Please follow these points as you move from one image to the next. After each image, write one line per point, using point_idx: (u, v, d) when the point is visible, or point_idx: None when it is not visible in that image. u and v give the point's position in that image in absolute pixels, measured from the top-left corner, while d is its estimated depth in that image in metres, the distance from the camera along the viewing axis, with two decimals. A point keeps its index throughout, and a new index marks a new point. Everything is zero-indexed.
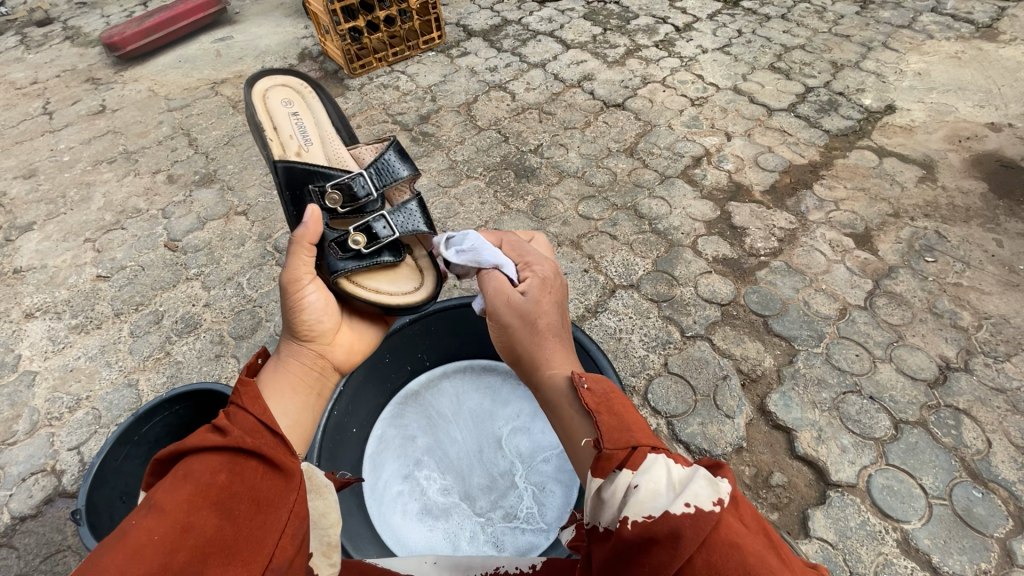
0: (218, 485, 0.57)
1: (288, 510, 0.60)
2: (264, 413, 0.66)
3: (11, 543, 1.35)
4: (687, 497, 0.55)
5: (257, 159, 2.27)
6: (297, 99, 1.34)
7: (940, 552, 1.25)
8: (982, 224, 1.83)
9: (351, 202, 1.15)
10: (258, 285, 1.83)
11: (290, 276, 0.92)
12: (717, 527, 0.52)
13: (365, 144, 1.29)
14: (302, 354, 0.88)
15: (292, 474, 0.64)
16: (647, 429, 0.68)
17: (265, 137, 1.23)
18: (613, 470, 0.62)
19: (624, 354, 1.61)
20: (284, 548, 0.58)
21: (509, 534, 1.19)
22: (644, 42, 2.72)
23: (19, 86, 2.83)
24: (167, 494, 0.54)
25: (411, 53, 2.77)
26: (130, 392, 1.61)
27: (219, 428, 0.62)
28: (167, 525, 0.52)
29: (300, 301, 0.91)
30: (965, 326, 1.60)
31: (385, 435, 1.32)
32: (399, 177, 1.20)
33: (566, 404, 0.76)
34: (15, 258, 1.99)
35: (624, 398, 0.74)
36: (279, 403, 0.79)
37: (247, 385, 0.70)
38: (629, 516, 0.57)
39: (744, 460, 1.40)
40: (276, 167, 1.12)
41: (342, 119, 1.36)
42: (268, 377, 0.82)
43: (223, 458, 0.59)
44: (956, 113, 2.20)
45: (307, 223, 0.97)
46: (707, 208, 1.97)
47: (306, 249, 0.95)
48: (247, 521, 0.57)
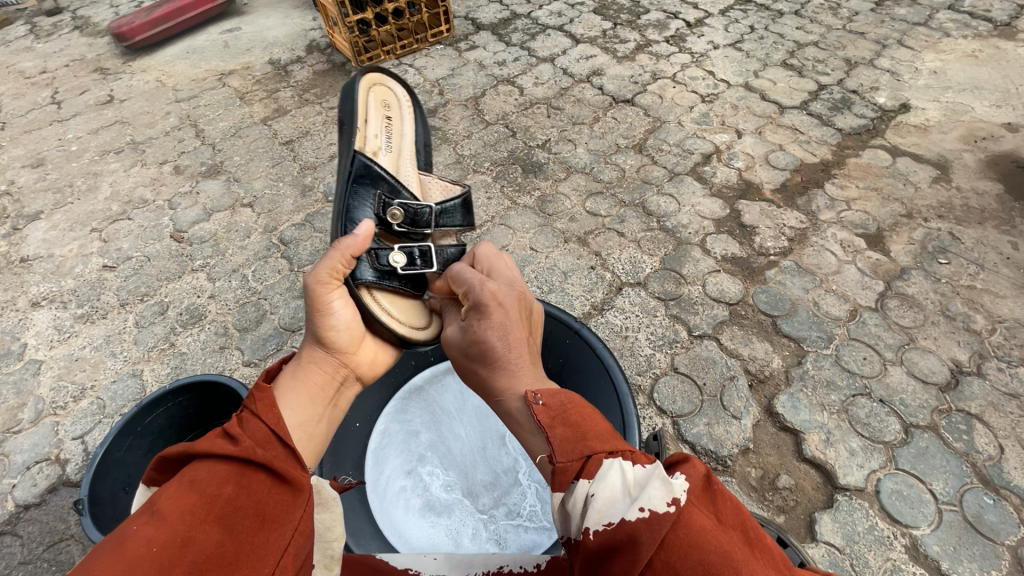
0: (223, 497, 0.56)
1: (292, 528, 0.59)
2: (277, 424, 0.65)
3: (15, 531, 1.35)
4: (642, 502, 0.54)
5: (264, 151, 2.26)
6: (393, 106, 1.29)
7: (949, 558, 1.23)
8: (998, 226, 1.80)
9: (405, 224, 1.12)
10: (264, 277, 1.83)
11: (317, 278, 0.90)
12: (673, 528, 0.52)
13: (437, 178, 1.26)
14: (323, 361, 0.87)
15: (301, 490, 0.63)
16: (603, 434, 0.66)
17: (352, 126, 1.14)
18: (571, 482, 0.61)
19: (630, 352, 1.59)
20: (285, 568, 0.57)
21: (512, 532, 1.18)
22: (654, 37, 2.68)
23: (27, 76, 2.83)
24: (173, 500, 0.53)
25: (420, 46, 2.75)
26: (134, 382, 1.61)
27: (230, 434, 0.62)
28: (168, 537, 0.51)
29: (327, 309, 0.90)
30: (978, 329, 1.58)
31: (389, 430, 1.29)
32: (457, 224, 1.19)
33: (524, 423, 0.70)
34: (22, 247, 1.99)
35: (583, 407, 0.69)
36: (292, 414, 0.75)
37: (262, 391, 0.69)
38: (590, 526, 0.57)
39: (751, 462, 1.38)
40: (354, 158, 1.08)
41: (427, 142, 1.30)
42: (284, 385, 0.79)
43: (231, 468, 0.58)
44: (971, 112, 2.16)
45: (357, 236, 0.94)
46: (717, 206, 1.94)
47: (348, 257, 0.92)
48: (250, 537, 0.55)
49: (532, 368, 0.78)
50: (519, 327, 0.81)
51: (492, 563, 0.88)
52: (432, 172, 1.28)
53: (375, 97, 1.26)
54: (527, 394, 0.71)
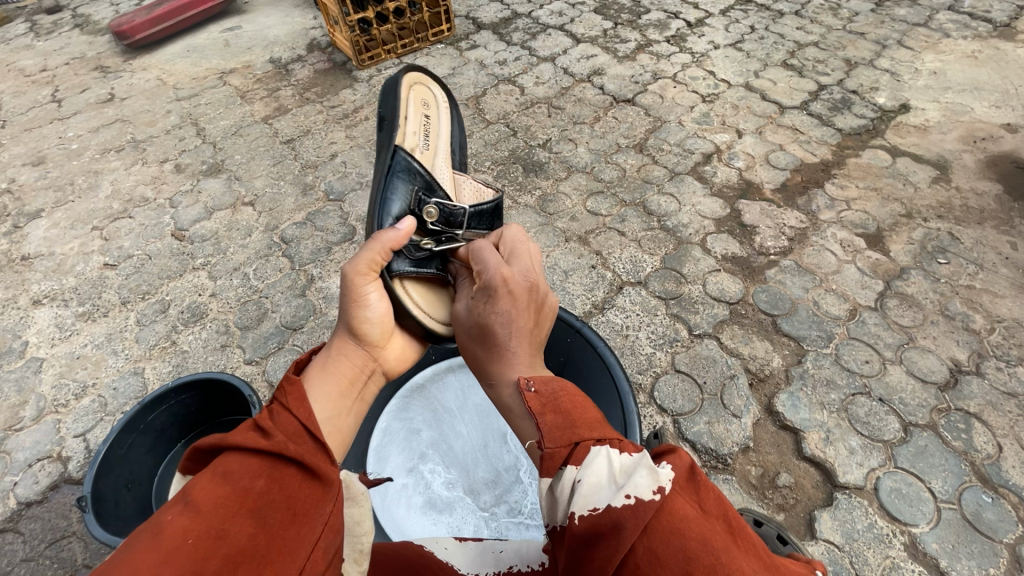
0: (255, 490, 0.56)
1: (323, 522, 0.58)
2: (307, 418, 0.66)
3: (17, 528, 1.36)
4: (627, 489, 0.54)
5: (265, 149, 2.27)
6: (433, 105, 1.29)
7: (948, 556, 1.24)
8: (997, 226, 1.81)
9: (440, 223, 1.11)
10: (265, 276, 1.83)
11: (355, 270, 0.91)
12: (656, 515, 0.52)
13: (471, 181, 1.27)
14: (353, 352, 0.87)
15: (331, 485, 0.62)
16: (594, 422, 0.66)
17: (394, 122, 1.15)
18: (559, 468, 0.61)
19: (631, 351, 1.60)
20: (316, 562, 0.55)
21: (514, 529, 1.18)
22: (655, 37, 2.69)
23: (28, 73, 2.83)
24: (206, 493, 0.54)
25: (421, 45, 2.75)
26: (136, 380, 1.61)
27: (261, 429, 0.63)
28: (202, 528, 0.51)
29: (360, 300, 0.90)
30: (977, 329, 1.59)
31: (391, 428, 1.29)
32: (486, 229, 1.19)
33: (516, 410, 0.72)
34: (23, 245, 1.99)
35: (575, 395, 0.70)
36: (322, 406, 0.74)
37: (292, 386, 0.71)
38: (576, 512, 0.56)
39: (751, 460, 1.38)
40: (394, 154, 1.10)
41: (461, 143, 1.31)
42: (315, 375, 0.78)
43: (262, 461, 0.59)
44: (971, 113, 2.17)
45: (400, 230, 0.96)
46: (717, 206, 1.95)
47: (385, 250, 0.94)
48: (282, 530, 0.55)
49: (532, 358, 0.80)
50: (529, 313, 0.83)
51: (502, 563, 0.86)
52: (466, 174, 1.29)
53: (416, 94, 1.26)
54: (521, 381, 0.73)
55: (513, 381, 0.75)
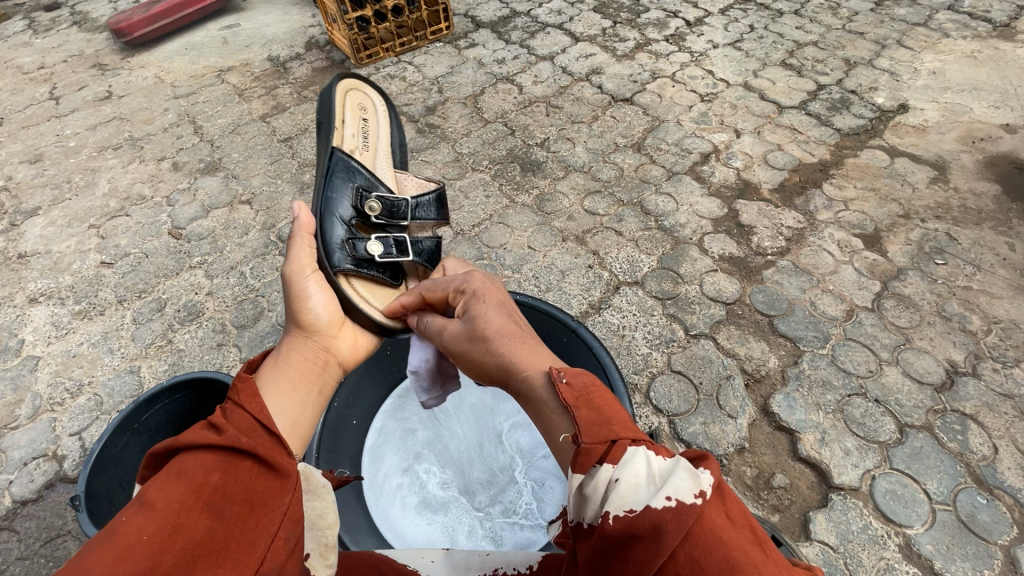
0: (211, 484, 0.56)
1: (282, 512, 0.59)
2: (260, 412, 0.67)
3: (13, 527, 1.36)
4: (668, 491, 0.53)
5: (262, 147, 2.26)
6: (371, 109, 1.34)
7: (942, 558, 1.24)
8: (995, 227, 1.81)
9: (383, 217, 1.16)
10: (262, 275, 1.83)
11: (292, 263, 0.98)
12: (698, 521, 0.51)
13: (413, 176, 1.30)
14: (305, 346, 0.88)
15: (288, 476, 0.63)
16: (628, 421, 0.65)
17: (331, 128, 1.21)
18: (593, 465, 0.59)
19: (627, 351, 1.60)
20: (277, 551, 0.56)
21: (508, 529, 1.18)
22: (654, 36, 2.68)
23: (25, 71, 2.83)
24: (161, 491, 0.54)
25: (419, 44, 2.74)
26: (132, 378, 1.61)
27: (214, 426, 0.62)
28: (157, 525, 0.51)
29: (301, 295, 0.95)
30: (974, 330, 1.58)
31: (385, 428, 1.31)
32: (434, 218, 1.24)
33: (549, 403, 0.69)
34: (20, 243, 1.99)
35: (604, 389, 0.69)
36: (279, 401, 0.74)
37: (244, 383, 0.71)
38: (611, 511, 0.56)
39: (746, 461, 1.38)
40: (332, 155, 1.15)
41: (401, 144, 1.34)
42: (266, 371, 0.79)
43: (217, 456, 0.58)
44: (970, 113, 2.16)
45: (299, 214, 1.01)
46: (715, 206, 1.94)
47: (309, 236, 1.01)
48: (241, 523, 0.55)
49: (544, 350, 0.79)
50: (518, 309, 0.87)
51: (489, 565, 0.88)
52: (408, 172, 1.31)
53: (352, 101, 1.31)
54: (551, 370, 0.70)
55: (543, 372, 0.72)
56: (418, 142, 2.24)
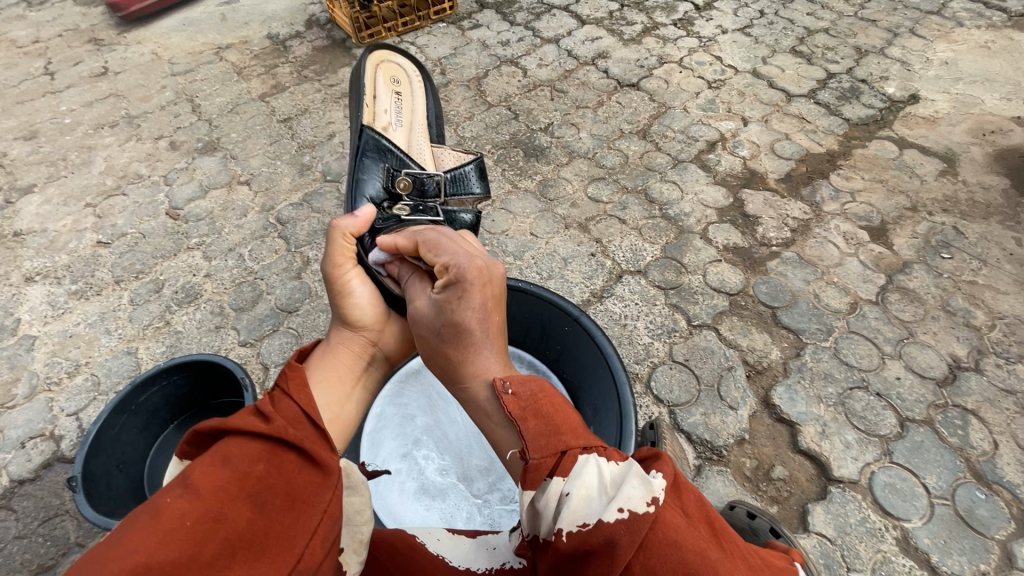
0: (254, 476, 0.56)
1: (321, 510, 0.58)
2: (308, 404, 0.66)
3: (10, 506, 1.35)
4: (620, 502, 0.57)
5: (261, 127, 2.22)
6: (404, 80, 1.38)
7: (939, 551, 1.24)
8: (1002, 222, 1.79)
9: (414, 195, 1.14)
10: (260, 257, 1.81)
11: (332, 261, 0.92)
12: (652, 529, 0.55)
13: (449, 149, 1.32)
14: (350, 340, 0.87)
15: (331, 472, 0.62)
16: (576, 427, 0.68)
17: (362, 103, 1.24)
18: (544, 479, 0.63)
19: (629, 340, 1.58)
20: (313, 550, 0.55)
21: (506, 516, 1.19)
22: (662, 20, 2.63)
23: (19, 45, 2.77)
24: (208, 476, 0.54)
25: (422, 23, 2.68)
26: (129, 360, 1.60)
27: (262, 414, 0.62)
28: (202, 512, 0.51)
29: (345, 287, 0.91)
30: (978, 325, 1.57)
31: (385, 413, 1.27)
32: (471, 193, 1.21)
33: (493, 414, 0.72)
34: (15, 221, 1.96)
35: (552, 397, 0.71)
36: (324, 393, 0.75)
37: (294, 372, 0.70)
38: (564, 528, 0.59)
39: (746, 453, 1.38)
40: (363, 132, 1.16)
41: (439, 117, 1.37)
42: (315, 363, 0.80)
43: (262, 446, 0.58)
44: (981, 105, 2.13)
45: (356, 218, 0.95)
46: (720, 195, 1.92)
47: (348, 238, 0.93)
48: (281, 516, 0.55)
49: (501, 355, 0.79)
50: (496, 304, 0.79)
51: (496, 559, 0.85)
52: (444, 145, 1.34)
53: (384, 72, 1.36)
54: (497, 383, 0.73)
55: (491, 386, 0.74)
56: None
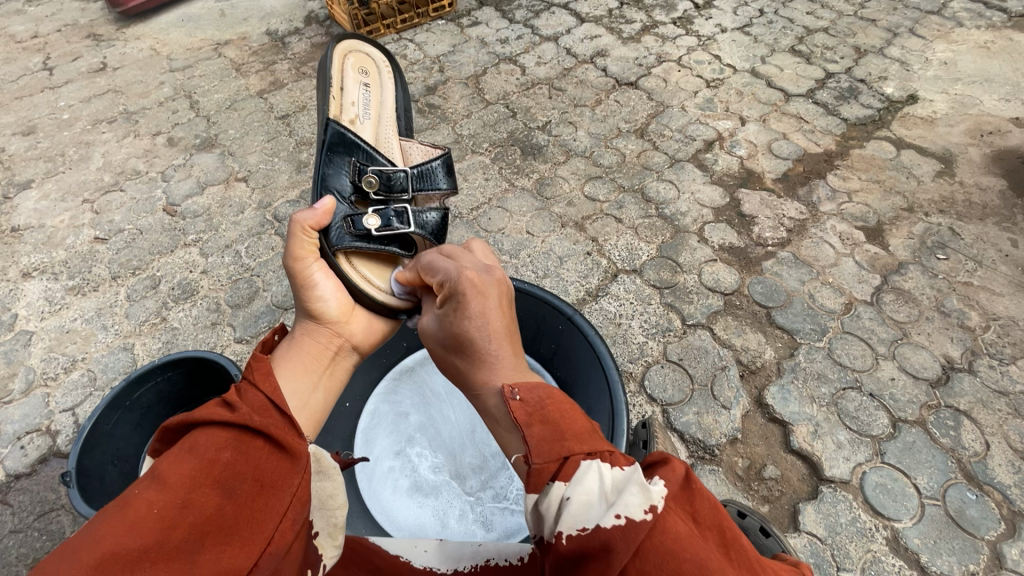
0: (222, 462, 0.56)
1: (290, 494, 0.59)
2: (274, 391, 0.66)
3: (6, 500, 1.36)
4: (618, 507, 0.53)
5: (259, 124, 2.23)
6: (373, 73, 1.36)
7: (929, 551, 1.25)
8: (998, 223, 1.79)
9: (381, 192, 1.14)
10: (257, 254, 1.81)
11: (293, 256, 0.93)
12: (649, 535, 0.51)
13: (418, 143, 1.31)
14: (316, 332, 0.88)
15: (299, 457, 0.62)
16: (584, 432, 0.64)
17: (329, 95, 1.21)
18: (547, 484, 0.59)
19: (623, 339, 1.59)
20: (283, 533, 0.56)
21: (498, 514, 1.18)
22: (661, 18, 2.62)
23: (18, 40, 2.77)
24: (174, 465, 0.54)
25: (421, 21, 2.68)
26: (126, 356, 1.61)
27: (228, 403, 0.62)
28: (169, 499, 0.51)
29: (308, 281, 0.92)
30: (972, 326, 1.58)
31: (378, 411, 1.29)
32: (440, 188, 1.20)
33: (502, 420, 0.68)
34: (14, 216, 1.97)
35: (560, 401, 0.67)
36: (290, 381, 0.75)
37: (259, 361, 0.70)
38: (562, 530, 0.55)
39: (738, 452, 1.39)
40: (327, 126, 1.12)
41: (407, 109, 1.37)
42: (280, 355, 0.80)
43: (230, 433, 0.58)
44: (980, 105, 2.13)
45: (317, 211, 0.94)
46: (717, 194, 1.92)
47: (307, 231, 0.93)
48: (249, 501, 0.55)
49: (513, 359, 0.73)
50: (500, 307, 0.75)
51: (481, 555, 0.87)
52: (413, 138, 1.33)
53: (353, 63, 1.34)
54: (504, 389, 0.68)
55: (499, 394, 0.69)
56: (418, 122, 2.20)
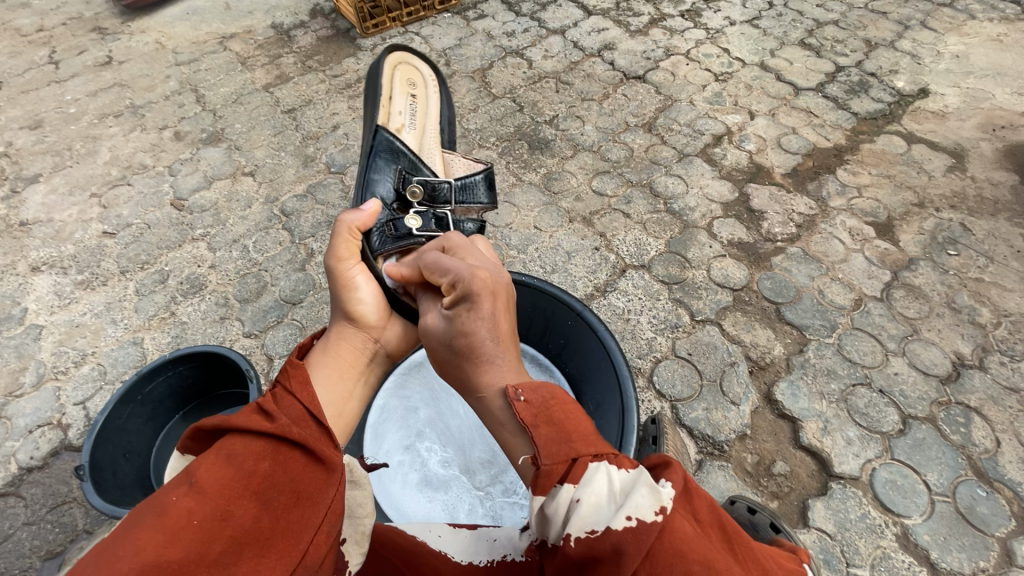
0: (259, 473, 0.58)
1: (326, 506, 0.61)
2: (310, 401, 0.68)
3: (19, 493, 1.38)
4: (628, 510, 0.55)
5: (266, 118, 2.22)
6: (420, 84, 1.38)
7: (939, 548, 1.25)
8: (1010, 219, 1.77)
9: (426, 202, 1.14)
10: (265, 249, 1.81)
11: (335, 256, 0.93)
12: (659, 538, 0.53)
13: (460, 156, 1.30)
14: (352, 336, 0.88)
15: (333, 469, 0.64)
16: (590, 435, 0.64)
17: (378, 107, 1.25)
18: (555, 486, 0.59)
19: (631, 335, 1.59)
20: (318, 545, 0.58)
21: (508, 509, 1.19)
22: (669, 11, 2.60)
23: (24, 33, 2.76)
24: (213, 474, 0.56)
25: (426, 14, 2.66)
26: (135, 350, 1.61)
27: (267, 412, 0.64)
28: (208, 509, 0.53)
29: (348, 282, 0.92)
30: (983, 322, 1.57)
31: (387, 406, 1.28)
32: (482, 201, 1.18)
33: (506, 423, 0.67)
34: (22, 210, 1.97)
35: (566, 403, 0.67)
36: (326, 390, 0.76)
37: (296, 368, 0.73)
38: (572, 533, 0.56)
39: (747, 448, 1.38)
40: (377, 134, 1.17)
41: (452, 120, 1.37)
42: (317, 361, 0.80)
43: (266, 444, 0.60)
44: (992, 99, 2.11)
45: (363, 212, 0.97)
46: (725, 189, 1.91)
47: (353, 232, 0.95)
48: (286, 513, 0.58)
49: (518, 364, 0.73)
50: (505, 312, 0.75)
51: (496, 551, 0.86)
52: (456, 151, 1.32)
53: (401, 77, 1.37)
54: (508, 389, 0.68)
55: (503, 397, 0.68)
56: None
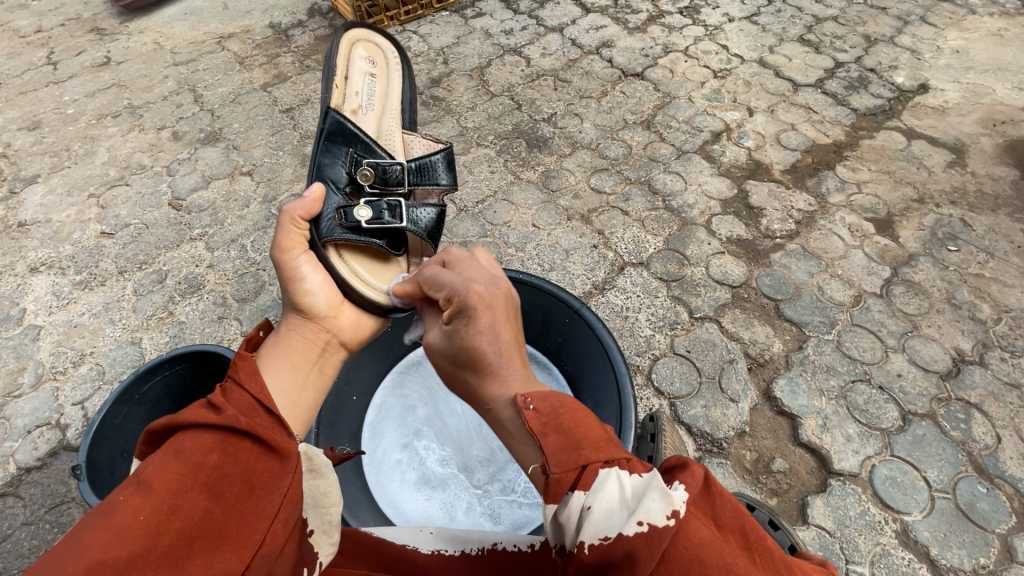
0: (209, 465, 0.55)
1: (282, 494, 0.59)
2: (260, 392, 0.66)
3: (18, 493, 1.38)
4: (640, 515, 0.52)
5: (264, 117, 2.22)
6: (380, 62, 1.34)
7: (939, 545, 1.24)
8: (1011, 214, 1.76)
9: (377, 185, 1.11)
10: (263, 248, 1.81)
11: (279, 247, 0.94)
12: (673, 543, 0.50)
13: (421, 136, 1.28)
14: (303, 327, 0.88)
15: (287, 457, 0.62)
16: (600, 440, 0.62)
17: (332, 82, 1.19)
18: (566, 493, 0.58)
19: (630, 332, 1.58)
20: (275, 534, 0.56)
21: (505, 507, 1.18)
22: (668, 8, 2.59)
23: (22, 34, 2.76)
24: (159, 471, 0.53)
25: (424, 12, 2.65)
26: (133, 350, 1.61)
27: (214, 405, 0.61)
28: (154, 504, 0.50)
29: (295, 272, 0.93)
30: (984, 318, 1.56)
31: (386, 404, 1.30)
32: (439, 184, 1.19)
33: (515, 432, 0.66)
34: (20, 211, 1.97)
35: (575, 409, 0.65)
36: (278, 380, 0.74)
37: (244, 361, 0.70)
38: (584, 540, 0.55)
39: (746, 445, 1.38)
40: (327, 114, 1.08)
41: (414, 100, 1.33)
42: (266, 351, 0.79)
43: (216, 436, 0.57)
44: (992, 94, 2.10)
45: (305, 199, 0.96)
46: (724, 186, 1.90)
47: (296, 221, 0.95)
48: (240, 504, 0.55)
49: (524, 370, 0.73)
50: (506, 321, 0.75)
51: (487, 539, 0.87)
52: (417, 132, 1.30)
53: (360, 54, 1.32)
54: (516, 397, 0.67)
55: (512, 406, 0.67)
56: (423, 115, 2.19)
